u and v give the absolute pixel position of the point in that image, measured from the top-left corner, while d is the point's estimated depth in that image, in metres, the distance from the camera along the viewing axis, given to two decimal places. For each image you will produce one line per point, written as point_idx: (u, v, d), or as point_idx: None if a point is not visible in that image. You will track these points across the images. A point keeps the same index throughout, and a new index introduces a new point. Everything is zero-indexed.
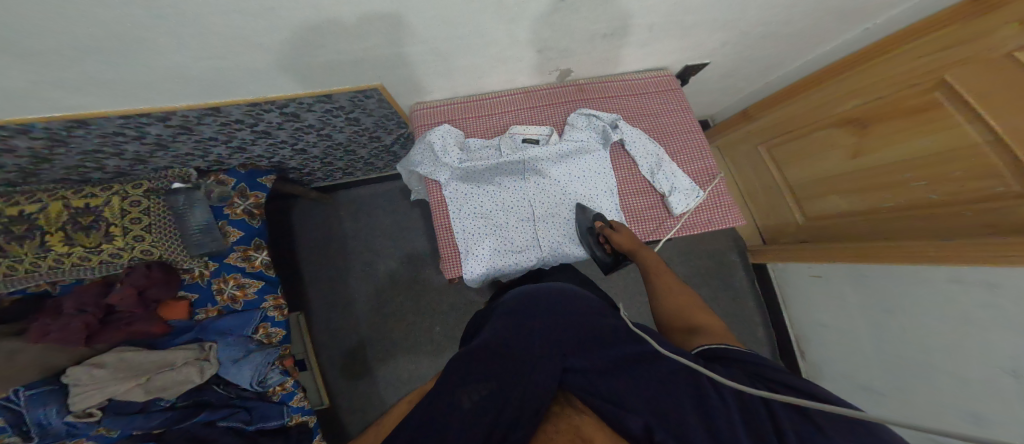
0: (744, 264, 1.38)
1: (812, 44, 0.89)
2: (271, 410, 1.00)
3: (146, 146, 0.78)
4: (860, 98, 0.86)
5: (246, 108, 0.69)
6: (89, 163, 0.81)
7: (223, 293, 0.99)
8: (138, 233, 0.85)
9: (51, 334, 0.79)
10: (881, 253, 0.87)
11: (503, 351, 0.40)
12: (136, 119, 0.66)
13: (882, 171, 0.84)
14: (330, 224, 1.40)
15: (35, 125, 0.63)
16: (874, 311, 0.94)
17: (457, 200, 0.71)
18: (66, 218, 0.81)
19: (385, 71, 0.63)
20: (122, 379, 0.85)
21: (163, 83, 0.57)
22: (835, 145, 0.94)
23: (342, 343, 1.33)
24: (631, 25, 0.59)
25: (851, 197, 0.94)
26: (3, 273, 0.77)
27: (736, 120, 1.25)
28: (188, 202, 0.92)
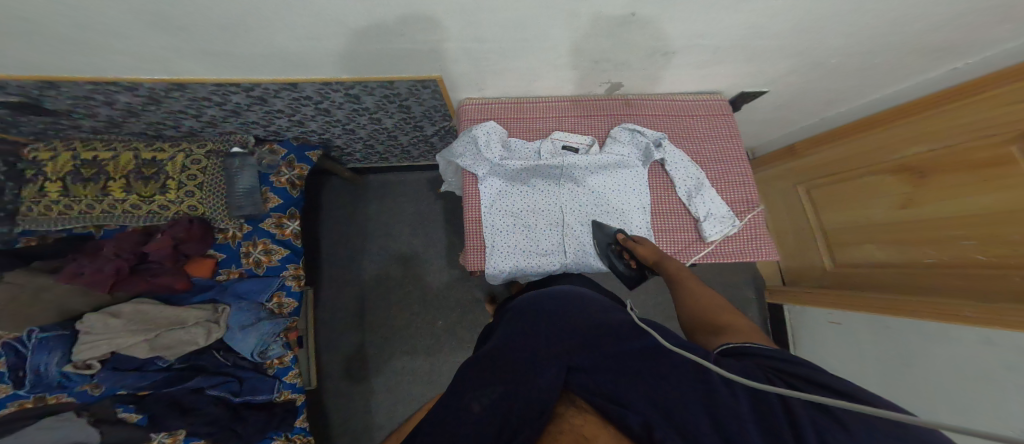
0: (760, 303, 1.35)
1: (868, 89, 0.88)
2: (263, 383, 1.00)
3: (223, 112, 0.86)
4: (923, 144, 0.82)
5: (319, 86, 0.73)
6: (168, 121, 0.90)
7: (249, 256, 1.03)
8: (190, 188, 0.93)
9: (85, 276, 0.88)
10: (913, 308, 0.83)
11: (505, 355, 0.39)
12: (226, 87, 0.74)
13: (927, 225, 0.81)
14: (357, 205, 1.44)
15: (142, 84, 0.71)
16: (888, 363, 0.90)
17: (490, 195, 0.73)
18: (133, 168, 0.91)
19: (446, 65, 0.65)
20: (134, 332, 0.88)
21: (247, 57, 0.63)
22: (884, 193, 0.90)
23: (348, 322, 1.36)
24: (696, 45, 0.60)
25: (890, 248, 0.91)
26: (76, 211, 0.89)
27: (780, 155, 1.23)
28: (239, 166, 0.98)
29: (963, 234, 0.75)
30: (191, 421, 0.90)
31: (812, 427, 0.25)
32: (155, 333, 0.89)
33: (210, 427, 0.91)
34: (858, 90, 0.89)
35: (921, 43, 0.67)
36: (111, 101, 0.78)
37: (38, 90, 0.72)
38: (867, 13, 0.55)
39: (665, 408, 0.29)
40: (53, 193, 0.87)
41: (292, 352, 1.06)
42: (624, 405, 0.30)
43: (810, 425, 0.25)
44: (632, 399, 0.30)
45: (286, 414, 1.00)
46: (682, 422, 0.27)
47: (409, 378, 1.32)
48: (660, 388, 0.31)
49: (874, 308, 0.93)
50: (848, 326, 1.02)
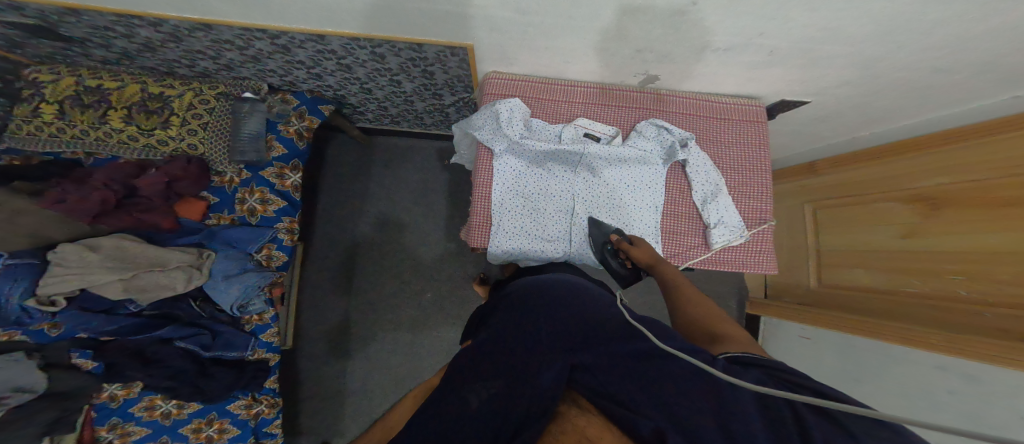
0: (740, 312, 1.40)
1: (893, 118, 0.88)
2: (237, 340, 1.01)
3: (243, 58, 0.82)
4: (942, 177, 0.82)
5: (347, 42, 0.70)
6: (184, 60, 0.86)
7: (244, 203, 1.01)
8: (193, 127, 0.90)
9: (69, 202, 0.85)
10: (879, 329, 0.88)
11: (504, 347, 0.40)
12: (253, 33, 0.70)
13: (926, 256, 0.83)
14: (360, 167, 1.41)
15: (168, 21, 0.68)
16: (843, 377, 0.96)
17: (503, 172, 0.72)
18: (137, 100, 0.88)
19: (482, 33, 0.63)
20: (105, 270, 0.84)
21: (278, 4, 0.60)
22: (890, 221, 0.92)
23: (337, 283, 1.36)
24: (750, 44, 0.58)
25: (879, 274, 0.94)
26: (73, 137, 0.85)
27: (802, 169, 1.24)
28: (250, 109, 0.95)
29: (960, 270, 0.75)
30: (151, 373, 0.90)
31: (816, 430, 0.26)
32: (132, 273, 0.85)
33: (175, 380, 0.92)
34: (881, 118, 0.89)
35: (958, 80, 0.67)
36: (130, 34, 0.74)
37: (56, 16, 0.69)
38: (930, 33, 0.54)
39: (670, 411, 0.30)
40: (48, 115, 0.84)
41: (272, 310, 1.08)
42: (634, 411, 0.30)
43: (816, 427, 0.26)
44: (642, 404, 0.31)
45: (256, 373, 1.03)
46: (688, 422, 0.28)
47: (392, 346, 1.34)
48: (663, 392, 0.32)
49: (847, 326, 0.97)
50: (819, 340, 1.07)
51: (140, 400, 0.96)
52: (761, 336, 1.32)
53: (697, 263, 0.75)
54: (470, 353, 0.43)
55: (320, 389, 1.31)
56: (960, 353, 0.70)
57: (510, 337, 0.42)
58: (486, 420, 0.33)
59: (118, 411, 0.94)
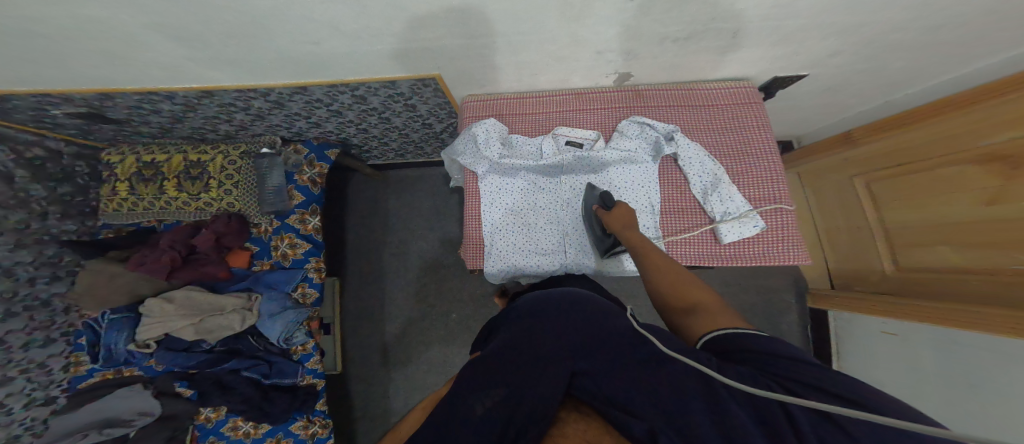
0: (799, 306, 1.25)
1: (918, 75, 0.78)
2: (289, 368, 1.06)
3: (249, 117, 0.91)
4: (1009, 129, 0.66)
5: (327, 89, 0.75)
6: (207, 126, 0.96)
7: (278, 249, 1.09)
8: (228, 187, 1.00)
9: (147, 263, 0.97)
10: (987, 320, 0.71)
11: (515, 351, 0.36)
12: (246, 93, 0.77)
13: (1020, 226, 0.67)
14: (377, 200, 1.48)
15: (176, 93, 0.77)
16: (949, 382, 0.79)
17: (490, 193, 0.72)
18: (182, 169, 0.99)
19: (445, 62, 0.65)
20: (183, 316, 0.97)
21: (262, 64, 0.65)
22: (964, 187, 0.76)
23: (369, 313, 1.41)
24: (715, 28, 0.54)
25: (968, 251, 0.78)
26: (143, 209, 1.00)
27: (833, 143, 1.06)
28: (269, 165, 1.03)
29: None
30: (229, 399, 0.99)
31: (808, 426, 0.22)
32: (200, 318, 0.97)
33: (244, 405, 1.00)
34: (914, 72, 0.78)
35: (1001, 17, 0.57)
36: (156, 109, 0.85)
37: (98, 102, 0.80)
38: None
39: (669, 411, 0.25)
40: (124, 192, 0.98)
41: (314, 339, 1.10)
42: (631, 414, 0.26)
43: (807, 424, 0.23)
44: (639, 405, 0.26)
45: (306, 397, 1.05)
46: (687, 427, 0.24)
47: (425, 369, 1.36)
48: (667, 389, 0.27)
49: (946, 319, 0.80)
50: (908, 339, 0.91)
51: (227, 421, 1.03)
52: (831, 333, 1.16)
53: (711, 262, 0.69)
54: (488, 354, 0.38)
55: (365, 418, 1.35)
56: None
57: (518, 345, 0.37)
58: (491, 427, 0.28)
59: (214, 431, 1.02)
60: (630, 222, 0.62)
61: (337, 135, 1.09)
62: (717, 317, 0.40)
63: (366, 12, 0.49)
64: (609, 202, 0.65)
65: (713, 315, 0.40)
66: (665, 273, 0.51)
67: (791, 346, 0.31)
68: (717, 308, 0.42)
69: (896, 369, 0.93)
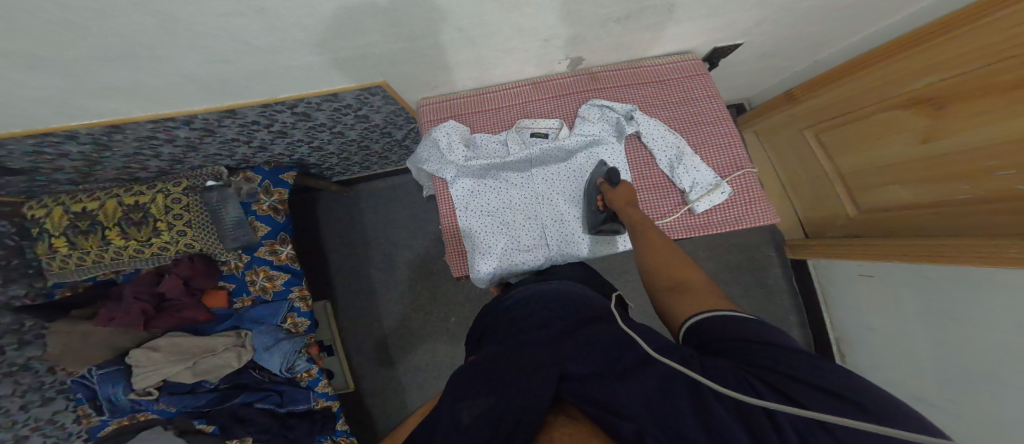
0: (781, 259, 1.29)
1: (840, 31, 0.83)
2: (300, 394, 1.03)
3: (179, 148, 0.84)
4: (931, 74, 0.73)
5: (259, 110, 0.71)
6: (133, 164, 0.88)
7: (255, 283, 1.03)
8: (181, 227, 0.91)
9: (116, 318, 0.89)
10: (952, 250, 0.75)
11: (499, 362, 0.35)
12: (163, 123, 0.71)
13: (957, 158, 0.72)
14: (352, 216, 1.44)
15: (77, 131, 0.68)
16: (936, 317, 0.83)
17: (463, 198, 0.71)
18: (121, 215, 0.89)
19: (387, 68, 0.63)
20: (174, 362, 0.92)
21: (174, 87, 0.59)
22: (900, 129, 0.82)
23: (365, 332, 1.37)
24: (647, 7, 0.56)
25: (915, 188, 0.83)
26: (84, 263, 0.89)
27: (780, 101, 1.13)
28: (220, 199, 0.95)
29: (1000, 164, 0.65)
30: (250, 430, 0.96)
31: (790, 426, 0.22)
32: (193, 361, 0.92)
33: (265, 435, 0.97)
34: (838, 28, 0.82)
35: None
36: (65, 153, 0.76)
37: None
38: None
39: (654, 409, 0.26)
40: (61, 248, 0.88)
41: (318, 364, 1.08)
42: (618, 412, 0.26)
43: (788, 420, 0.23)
44: (628, 404, 0.26)
45: (325, 420, 1.05)
46: (674, 423, 0.24)
47: (433, 378, 1.33)
48: (655, 395, 0.27)
49: (912, 254, 0.83)
50: (884, 278, 0.95)
51: None
52: (815, 281, 1.20)
53: (687, 233, 0.69)
54: (475, 363, 0.36)
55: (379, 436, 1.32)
56: None
57: (505, 354, 0.36)
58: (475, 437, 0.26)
59: None
60: (632, 200, 0.65)
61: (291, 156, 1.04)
62: (699, 298, 0.43)
63: (288, 19, 0.46)
64: (615, 180, 0.67)
65: (695, 295, 0.44)
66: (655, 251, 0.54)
67: (782, 340, 0.31)
68: (701, 290, 0.44)
69: (885, 310, 0.96)
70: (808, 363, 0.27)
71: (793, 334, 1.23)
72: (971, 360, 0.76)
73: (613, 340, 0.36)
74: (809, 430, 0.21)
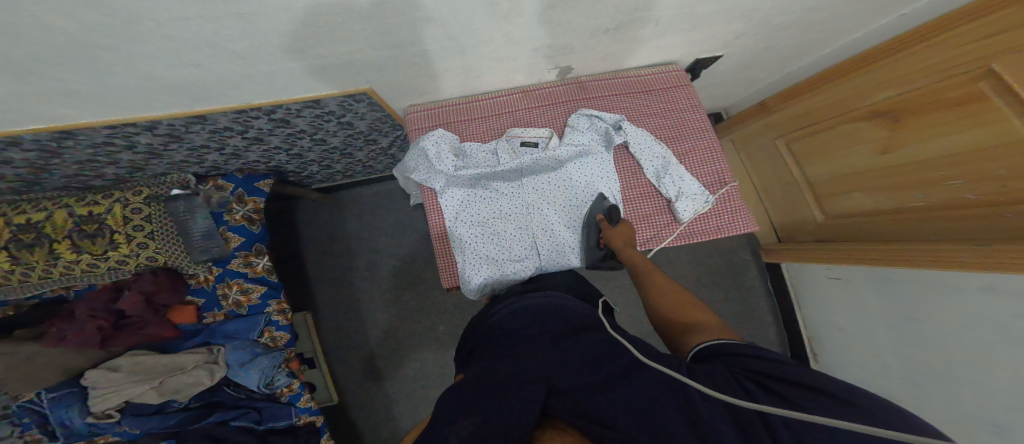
0: (757, 263, 1.33)
1: (809, 46, 0.88)
2: (281, 410, 0.99)
3: (140, 155, 0.78)
4: (888, 90, 0.79)
5: (233, 115, 0.68)
6: (87, 171, 0.81)
7: (227, 298, 0.97)
8: (142, 239, 0.83)
9: (68, 338, 0.80)
10: (910, 254, 0.80)
11: (487, 380, 0.33)
12: (122, 129, 0.66)
13: (911, 169, 0.78)
14: (335, 224, 1.39)
15: (25, 137, 0.63)
16: (896, 318, 0.87)
17: (454, 208, 0.70)
18: (72, 227, 0.80)
19: (373, 75, 0.62)
20: (138, 382, 0.85)
21: (141, 93, 0.56)
22: (859, 141, 0.87)
23: (348, 344, 1.32)
24: (634, 19, 0.58)
25: (876, 195, 0.88)
26: (22, 280, 0.78)
27: (754, 111, 1.18)
28: (187, 208, 0.90)
29: (952, 174, 0.71)
30: None
31: (785, 425, 0.23)
32: (160, 380, 0.85)
33: None
34: (808, 43, 0.86)
35: None
36: (11, 161, 0.69)
37: None
38: None
39: (646, 420, 0.26)
40: (1, 264, 0.76)
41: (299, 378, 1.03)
42: (609, 425, 0.26)
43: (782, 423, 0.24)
44: (620, 416, 0.27)
45: (310, 437, 0.98)
46: (662, 429, 0.25)
47: (419, 391, 1.28)
48: (643, 403, 0.27)
49: (874, 258, 0.88)
50: (849, 280, 0.99)
51: None
52: (789, 285, 1.24)
53: (672, 241, 0.70)
54: (465, 382, 0.35)
55: None
56: (1005, 271, 0.63)
57: (494, 370, 0.35)
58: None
59: None
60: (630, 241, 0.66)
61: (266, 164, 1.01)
62: (712, 334, 0.42)
63: (267, 23, 0.44)
64: (615, 218, 0.67)
65: (708, 331, 0.42)
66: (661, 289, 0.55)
67: (768, 350, 0.33)
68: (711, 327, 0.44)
69: (851, 312, 1.00)
70: (791, 370, 0.29)
71: (772, 335, 1.27)
72: (930, 356, 0.80)
73: (601, 352, 0.36)
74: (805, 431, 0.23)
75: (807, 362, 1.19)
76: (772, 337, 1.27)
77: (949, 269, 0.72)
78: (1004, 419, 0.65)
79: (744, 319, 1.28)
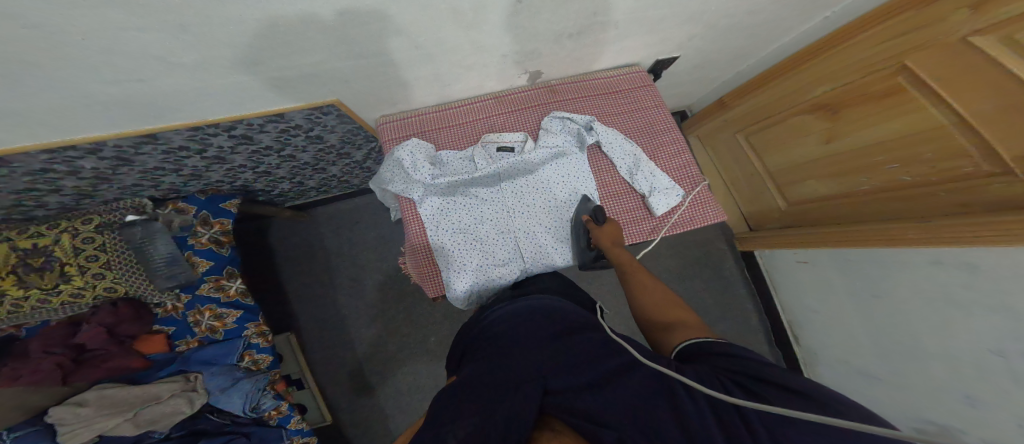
0: (734, 252, 1.37)
1: (764, 43, 0.92)
2: (270, 434, 0.95)
3: (87, 180, 0.73)
4: (823, 85, 0.85)
5: (187, 133, 0.65)
6: (28, 202, 0.75)
7: (200, 324, 0.92)
8: (98, 269, 0.78)
9: (22, 378, 0.71)
10: (861, 236, 0.85)
11: (470, 390, 0.33)
12: (63, 154, 0.61)
13: (854, 155, 0.83)
14: (311, 241, 1.35)
15: None
16: (861, 296, 0.93)
17: (433, 217, 0.68)
18: (15, 260, 0.73)
19: (338, 87, 0.61)
20: (110, 414, 0.79)
21: (83, 111, 0.52)
22: (808, 131, 0.93)
23: (335, 364, 1.27)
24: (595, 23, 0.58)
25: (827, 181, 0.93)
26: None
27: (714, 108, 1.23)
28: (146, 234, 0.83)
29: (888, 159, 0.77)
30: None
31: (759, 420, 0.24)
32: (133, 411, 0.80)
33: None
34: (764, 40, 0.90)
35: None
36: None
37: None
38: None
39: (639, 421, 0.26)
40: None
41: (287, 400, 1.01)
42: (600, 422, 0.26)
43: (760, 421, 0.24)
44: (611, 414, 0.27)
45: None
46: (652, 428, 0.25)
47: (414, 405, 1.26)
48: (635, 401, 0.28)
49: (831, 240, 0.93)
50: (815, 264, 1.05)
51: None
52: (764, 269, 1.28)
53: (650, 235, 0.72)
54: (449, 392, 0.35)
55: None
56: (948, 243, 0.68)
57: (481, 379, 0.34)
58: None
59: None
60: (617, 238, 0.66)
61: (231, 182, 0.97)
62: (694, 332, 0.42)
63: (221, 35, 0.42)
64: (600, 218, 0.66)
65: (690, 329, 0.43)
66: (645, 290, 0.54)
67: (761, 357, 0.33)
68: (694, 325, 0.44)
69: (821, 291, 1.06)
70: (778, 371, 0.29)
71: (754, 320, 1.31)
72: (897, 331, 0.85)
73: (590, 354, 0.36)
74: (777, 424, 0.23)
75: (789, 343, 1.25)
76: (755, 322, 1.31)
77: (898, 246, 0.77)
78: (979, 390, 0.70)
79: (727, 307, 1.32)
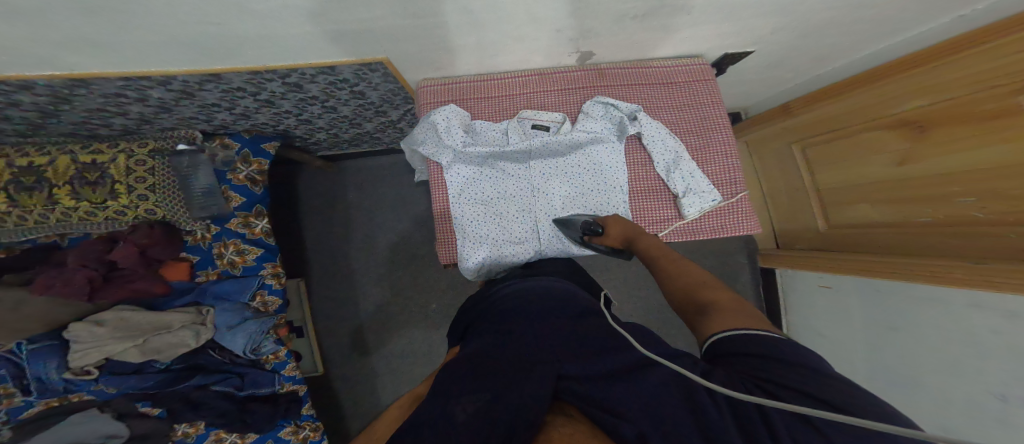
0: (752, 266, 1.35)
1: (839, 50, 0.86)
2: (263, 377, 1.00)
3: (150, 108, 0.76)
4: (917, 99, 0.77)
5: (248, 76, 0.67)
6: (96, 120, 0.78)
7: (222, 257, 0.96)
8: (142, 191, 0.82)
9: (55, 288, 0.77)
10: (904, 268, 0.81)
11: (489, 359, 0.35)
12: (136, 82, 0.64)
13: (926, 181, 0.79)
14: (333, 193, 1.38)
15: (37, 81, 0.59)
16: (879, 326, 0.91)
17: (458, 185, 0.69)
18: (73, 171, 0.78)
19: (390, 46, 0.61)
20: (122, 338, 0.84)
21: (151, 46, 0.53)
22: (880, 151, 0.88)
23: (341, 314, 1.33)
24: (668, 6, 0.56)
25: (883, 207, 0.90)
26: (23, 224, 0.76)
27: (772, 113, 1.16)
28: (190, 164, 0.87)
29: (966, 192, 0.72)
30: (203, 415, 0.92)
31: (782, 425, 0.24)
32: (142, 338, 0.85)
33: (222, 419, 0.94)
34: (841, 47, 0.85)
35: None
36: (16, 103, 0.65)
37: None
38: None
39: (655, 415, 0.26)
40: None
41: (285, 346, 1.05)
42: (618, 414, 0.27)
43: (783, 426, 0.24)
44: (626, 405, 0.27)
45: (290, 404, 1.02)
46: (667, 424, 0.25)
47: (409, 365, 1.31)
48: (656, 395, 0.29)
49: (869, 267, 0.90)
50: (840, 289, 1.02)
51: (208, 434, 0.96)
52: (781, 288, 1.26)
53: (675, 236, 0.72)
54: (458, 362, 0.37)
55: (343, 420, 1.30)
56: (983, 288, 0.66)
57: (495, 349, 0.36)
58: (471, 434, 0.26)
59: None
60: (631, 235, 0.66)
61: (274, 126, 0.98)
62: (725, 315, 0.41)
63: None
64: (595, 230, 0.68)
65: (720, 311, 0.42)
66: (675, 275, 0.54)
67: (797, 350, 0.32)
68: (729, 306, 0.42)
69: (836, 318, 1.04)
70: (811, 375, 0.28)
71: None
72: (902, 373, 0.85)
73: (609, 344, 0.37)
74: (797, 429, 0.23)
75: None
76: None
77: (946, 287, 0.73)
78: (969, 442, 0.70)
79: None
